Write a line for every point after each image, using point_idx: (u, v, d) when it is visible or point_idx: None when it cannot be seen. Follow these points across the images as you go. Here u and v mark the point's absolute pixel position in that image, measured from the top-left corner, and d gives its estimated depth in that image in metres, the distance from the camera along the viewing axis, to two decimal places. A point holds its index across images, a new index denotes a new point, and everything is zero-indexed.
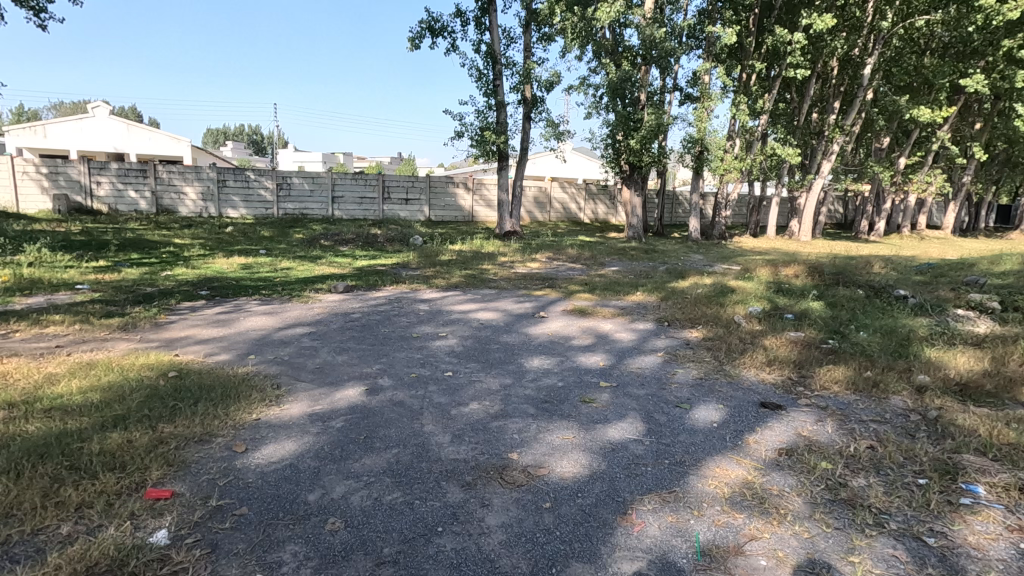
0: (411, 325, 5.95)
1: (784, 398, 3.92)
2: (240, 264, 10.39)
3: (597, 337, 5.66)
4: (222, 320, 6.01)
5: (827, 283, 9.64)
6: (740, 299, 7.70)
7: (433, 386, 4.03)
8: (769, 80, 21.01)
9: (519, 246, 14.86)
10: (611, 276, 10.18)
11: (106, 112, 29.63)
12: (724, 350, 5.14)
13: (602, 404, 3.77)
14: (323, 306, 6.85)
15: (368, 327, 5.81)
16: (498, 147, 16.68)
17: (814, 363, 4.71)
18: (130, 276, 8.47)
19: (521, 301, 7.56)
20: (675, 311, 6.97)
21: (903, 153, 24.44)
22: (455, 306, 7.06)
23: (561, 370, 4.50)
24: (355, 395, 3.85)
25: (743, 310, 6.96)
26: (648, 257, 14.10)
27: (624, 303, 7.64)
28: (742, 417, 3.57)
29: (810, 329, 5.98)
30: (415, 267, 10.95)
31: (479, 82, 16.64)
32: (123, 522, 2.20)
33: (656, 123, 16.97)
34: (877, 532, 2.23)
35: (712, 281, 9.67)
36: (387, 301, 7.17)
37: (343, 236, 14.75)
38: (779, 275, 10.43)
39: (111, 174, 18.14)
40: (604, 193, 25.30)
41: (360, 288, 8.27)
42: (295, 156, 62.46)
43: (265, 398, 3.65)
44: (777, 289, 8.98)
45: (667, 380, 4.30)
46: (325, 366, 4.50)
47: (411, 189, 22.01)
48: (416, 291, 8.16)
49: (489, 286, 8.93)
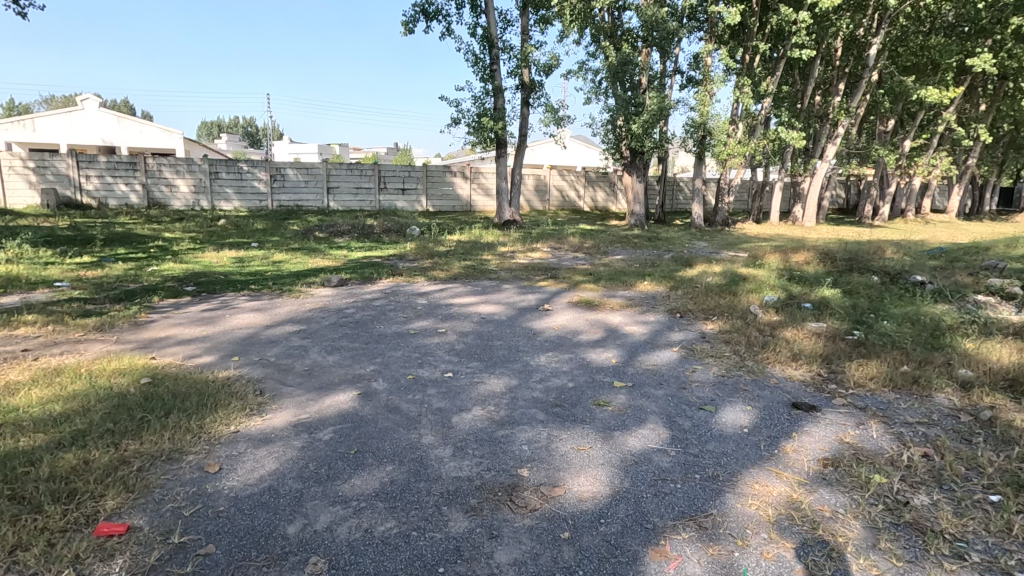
0: (408, 320, 5.59)
1: (818, 398, 3.57)
2: (232, 258, 10.01)
3: (606, 331, 5.32)
4: (207, 318, 5.64)
5: (840, 269, 9.28)
6: (754, 288, 7.33)
7: (433, 390, 3.67)
8: (773, 62, 20.51)
9: (520, 236, 14.49)
10: (616, 266, 9.83)
11: (95, 104, 29.20)
12: (744, 343, 4.79)
13: (618, 407, 3.42)
14: (316, 301, 6.49)
15: (362, 324, 5.45)
16: (497, 134, 16.24)
17: (843, 357, 4.37)
18: (115, 272, 8.10)
19: (523, 293, 7.19)
20: (687, 302, 6.62)
21: (908, 135, 23.99)
22: (454, 300, 6.68)
23: (571, 369, 4.15)
24: (345, 402, 3.49)
25: (758, 300, 6.60)
26: (651, 244, 13.71)
27: (631, 294, 7.30)
28: (775, 421, 3.21)
29: (833, 320, 5.62)
30: (412, 258, 10.56)
31: (475, 67, 16.17)
32: (64, 569, 1.86)
33: (659, 107, 16.55)
34: (957, 567, 1.90)
35: (721, 269, 9.31)
36: (383, 295, 6.79)
37: (338, 227, 14.35)
38: (789, 262, 10.09)
39: (100, 167, 17.70)
40: (603, 179, 24.83)
41: (355, 281, 7.91)
42: (289, 147, 61.70)
43: (246, 407, 3.30)
44: (790, 276, 8.62)
45: (687, 380, 3.94)
46: (314, 369, 4.13)
47: (408, 179, 21.57)
48: (414, 283, 7.82)
49: (489, 277, 8.56)
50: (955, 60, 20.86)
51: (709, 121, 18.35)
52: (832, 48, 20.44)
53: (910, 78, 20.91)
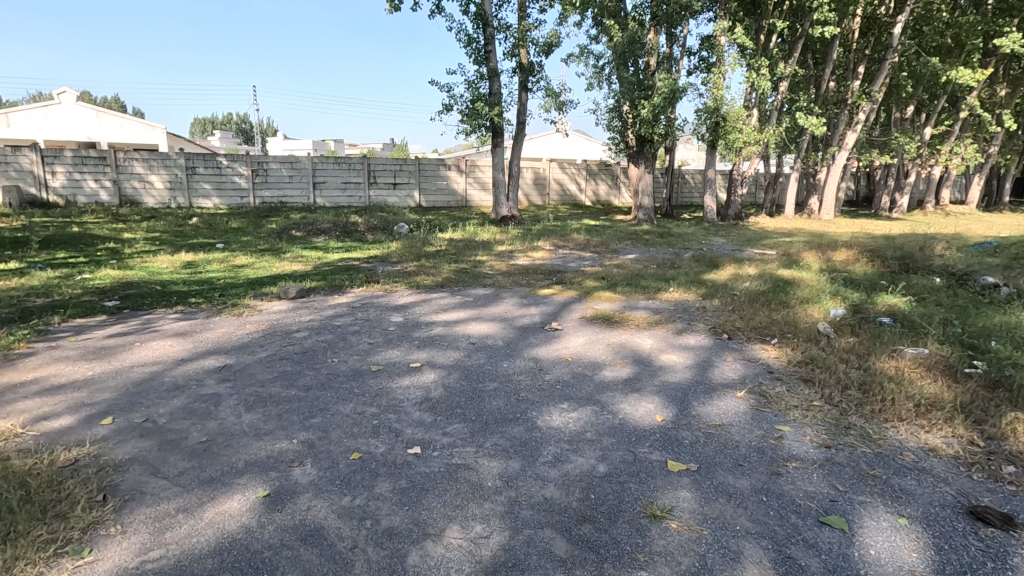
0: (372, 350, 4.23)
1: (1006, 500, 2.24)
2: (186, 262, 8.60)
3: (637, 363, 3.97)
4: (107, 350, 4.26)
5: (894, 270, 7.93)
6: (810, 296, 5.97)
7: (386, 488, 2.33)
8: (789, 44, 19.05)
9: (520, 232, 13.11)
10: (631, 268, 8.49)
11: (74, 98, 27.73)
12: (834, 385, 3.43)
13: (688, 523, 2.09)
14: (262, 320, 5.12)
15: (309, 357, 4.06)
16: (493, 121, 14.85)
17: (994, 411, 3.02)
18: (36, 282, 6.69)
19: (524, 306, 5.82)
20: (730, 316, 5.26)
21: (929, 122, 22.59)
22: (438, 316, 5.32)
23: (599, 437, 2.80)
24: (234, 517, 2.12)
25: (821, 313, 5.24)
26: (664, 241, 12.34)
27: (655, 304, 5.95)
28: (966, 559, 1.89)
29: (933, 342, 4.27)
30: (396, 261, 9.18)
31: (468, 48, 14.78)
32: None
33: (671, 89, 15.02)
34: None
35: (753, 270, 7.97)
36: (348, 310, 5.41)
37: (318, 225, 12.92)
38: (831, 261, 8.72)
39: (66, 162, 16.24)
40: (607, 172, 23.41)
41: (321, 291, 6.52)
42: (284, 142, 60.02)
43: (55, 535, 1.94)
44: (841, 279, 7.23)
45: (778, 457, 2.59)
46: (215, 440, 2.76)
47: (400, 172, 20.13)
48: (392, 293, 6.45)
49: (483, 283, 7.19)
50: (980, 41, 19.45)
51: (723, 106, 16.94)
52: (852, 27, 19.00)
53: (936, 59, 19.47)
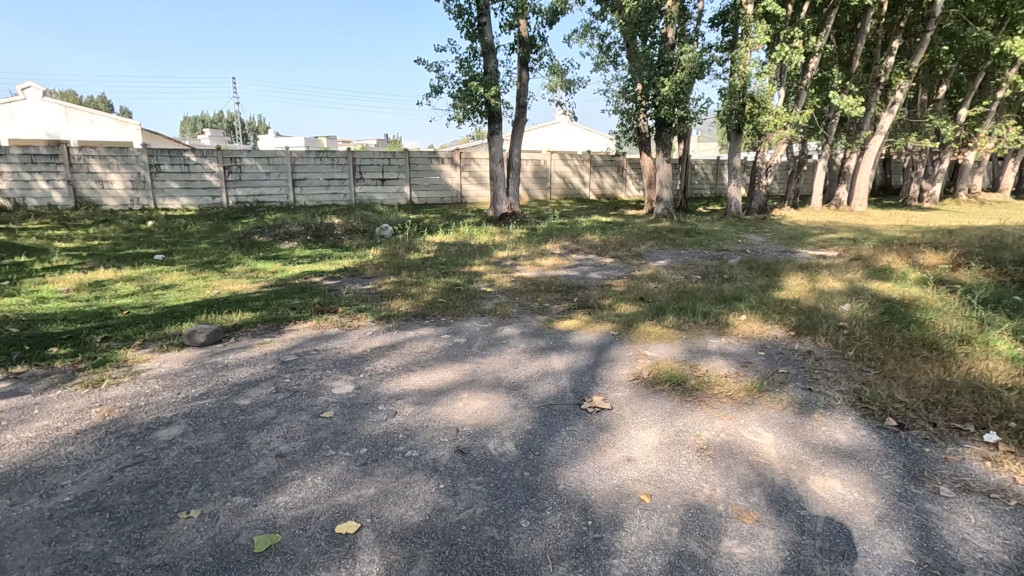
0: (278, 479, 2.29)
1: None
2: (103, 283, 6.60)
3: (780, 511, 2.04)
4: None
5: (1019, 280, 5.99)
6: (963, 332, 4.04)
7: None
8: (820, 16, 17.01)
9: (523, 233, 11.20)
10: (671, 280, 6.59)
11: (39, 92, 25.49)
12: None
13: None
14: (125, 396, 3.16)
15: (154, 503, 2.12)
16: (489, 104, 12.83)
17: None
18: None
19: (544, 354, 3.89)
20: (871, 375, 3.32)
21: (965, 103, 20.62)
22: (411, 381, 3.39)
23: None
24: None
25: (1013, 368, 3.31)
26: (694, 241, 10.39)
27: (734, 347, 4.02)
28: None
29: None
30: (371, 276, 7.21)
31: (459, 21, 12.77)
32: None
33: (695, 62, 12.98)
34: None
35: (836, 284, 6.01)
36: (271, 374, 3.48)
37: (286, 227, 10.93)
38: (924, 267, 6.79)
39: (12, 161, 14.20)
40: (613, 163, 21.41)
41: (254, 331, 4.58)
42: (275, 140, 57.81)
43: None
44: (966, 295, 5.30)
45: None
46: None
47: (388, 167, 18.13)
48: (351, 333, 4.51)
49: (480, 310, 5.27)
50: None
51: (750, 84, 14.88)
52: None
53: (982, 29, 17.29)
